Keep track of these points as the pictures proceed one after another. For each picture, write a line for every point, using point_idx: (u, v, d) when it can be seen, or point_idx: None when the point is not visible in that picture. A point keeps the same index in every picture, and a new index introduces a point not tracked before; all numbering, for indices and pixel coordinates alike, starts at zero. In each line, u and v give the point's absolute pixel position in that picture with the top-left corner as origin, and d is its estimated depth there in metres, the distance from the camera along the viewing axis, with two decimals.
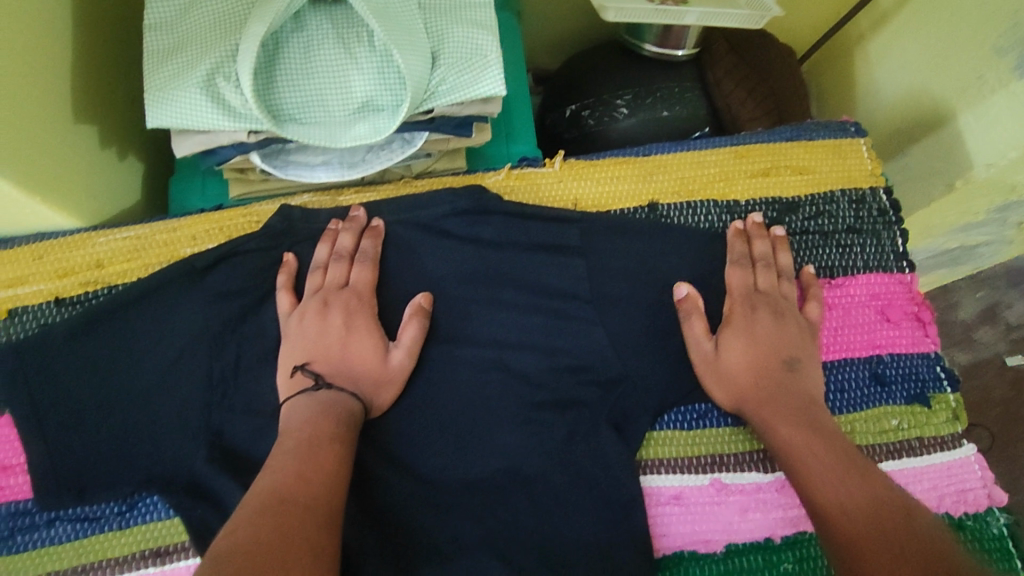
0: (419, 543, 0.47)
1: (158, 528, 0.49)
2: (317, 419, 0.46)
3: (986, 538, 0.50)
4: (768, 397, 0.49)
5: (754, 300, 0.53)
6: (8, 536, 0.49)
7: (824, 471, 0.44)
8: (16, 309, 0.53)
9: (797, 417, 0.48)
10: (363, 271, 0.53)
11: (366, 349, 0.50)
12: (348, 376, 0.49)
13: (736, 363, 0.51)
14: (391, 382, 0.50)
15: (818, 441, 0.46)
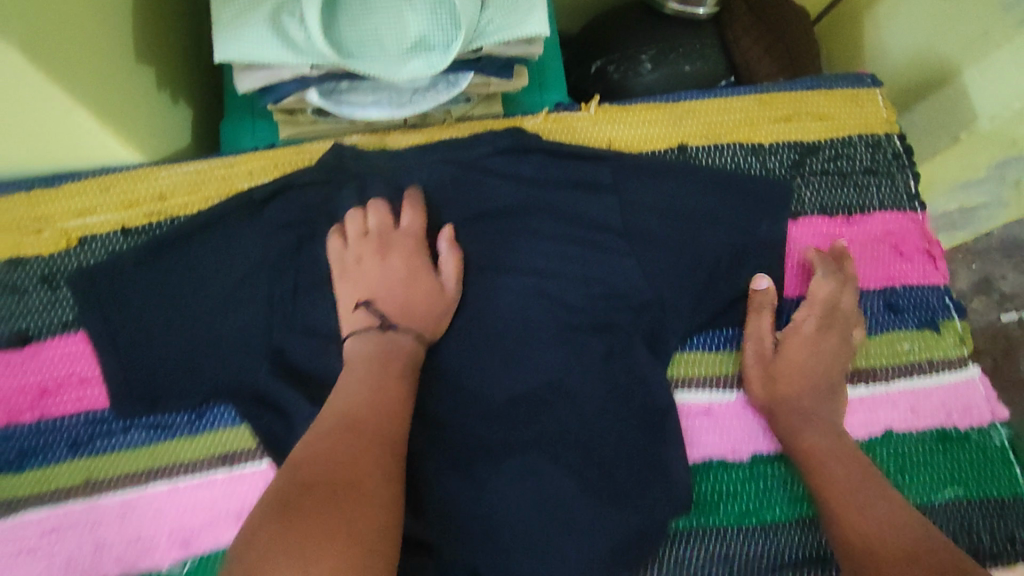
0: (470, 450, 0.51)
1: (229, 435, 0.53)
2: (389, 363, 0.49)
3: (989, 449, 0.55)
4: (801, 407, 0.53)
5: (830, 317, 0.56)
6: (87, 442, 0.52)
7: (846, 483, 0.49)
8: (86, 237, 0.56)
9: (822, 427, 0.53)
10: (414, 218, 0.56)
11: (425, 290, 0.53)
12: (411, 317, 0.52)
13: (789, 372, 0.54)
14: (444, 314, 0.54)
15: (841, 454, 0.51)
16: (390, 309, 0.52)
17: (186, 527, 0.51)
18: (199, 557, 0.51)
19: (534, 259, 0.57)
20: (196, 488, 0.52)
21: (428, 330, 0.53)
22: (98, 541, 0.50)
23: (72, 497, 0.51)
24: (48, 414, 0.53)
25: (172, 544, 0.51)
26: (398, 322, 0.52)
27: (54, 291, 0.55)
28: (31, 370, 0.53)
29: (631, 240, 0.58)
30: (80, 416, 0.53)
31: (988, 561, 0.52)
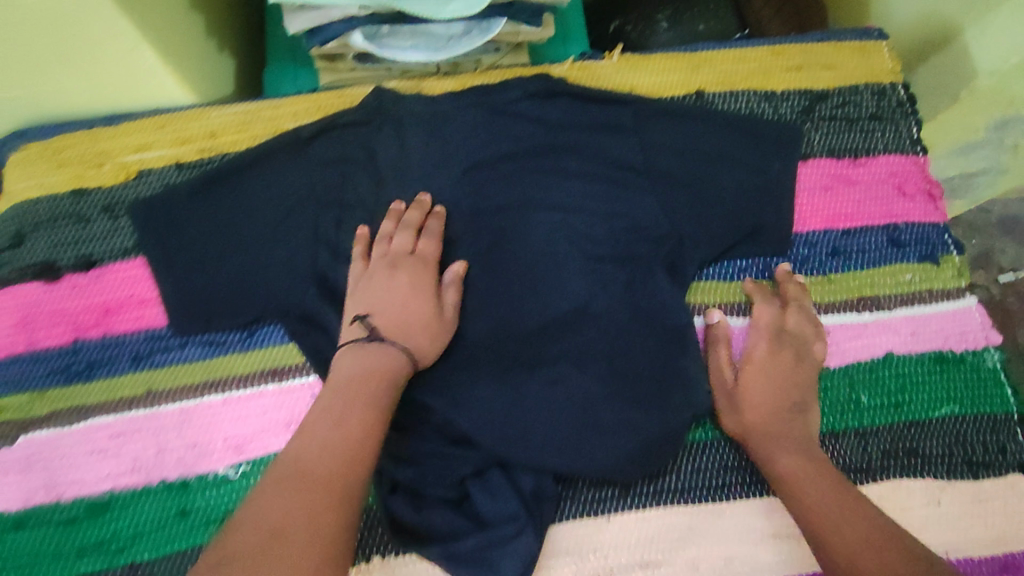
0: (503, 367, 0.55)
1: (279, 351, 0.57)
2: (380, 377, 0.48)
3: (984, 371, 0.59)
4: (768, 428, 0.54)
5: (780, 339, 0.58)
6: (148, 356, 0.56)
7: (826, 502, 0.49)
8: (143, 170, 0.60)
9: (797, 447, 0.53)
10: (429, 244, 0.56)
11: (421, 307, 0.53)
12: (408, 335, 0.52)
13: (747, 395, 0.56)
14: (440, 340, 0.53)
15: (819, 476, 0.51)
16: (386, 324, 0.52)
17: (240, 433, 0.55)
18: (252, 461, 0.55)
19: (562, 197, 0.60)
20: (249, 399, 0.56)
21: (421, 352, 0.52)
22: (161, 444, 0.55)
23: (136, 405, 0.55)
24: (111, 331, 0.57)
25: (228, 448, 0.55)
26: (388, 334, 0.51)
27: (114, 219, 0.59)
28: (95, 290, 0.57)
29: (652, 179, 0.61)
30: (141, 333, 0.57)
31: (979, 470, 0.57)
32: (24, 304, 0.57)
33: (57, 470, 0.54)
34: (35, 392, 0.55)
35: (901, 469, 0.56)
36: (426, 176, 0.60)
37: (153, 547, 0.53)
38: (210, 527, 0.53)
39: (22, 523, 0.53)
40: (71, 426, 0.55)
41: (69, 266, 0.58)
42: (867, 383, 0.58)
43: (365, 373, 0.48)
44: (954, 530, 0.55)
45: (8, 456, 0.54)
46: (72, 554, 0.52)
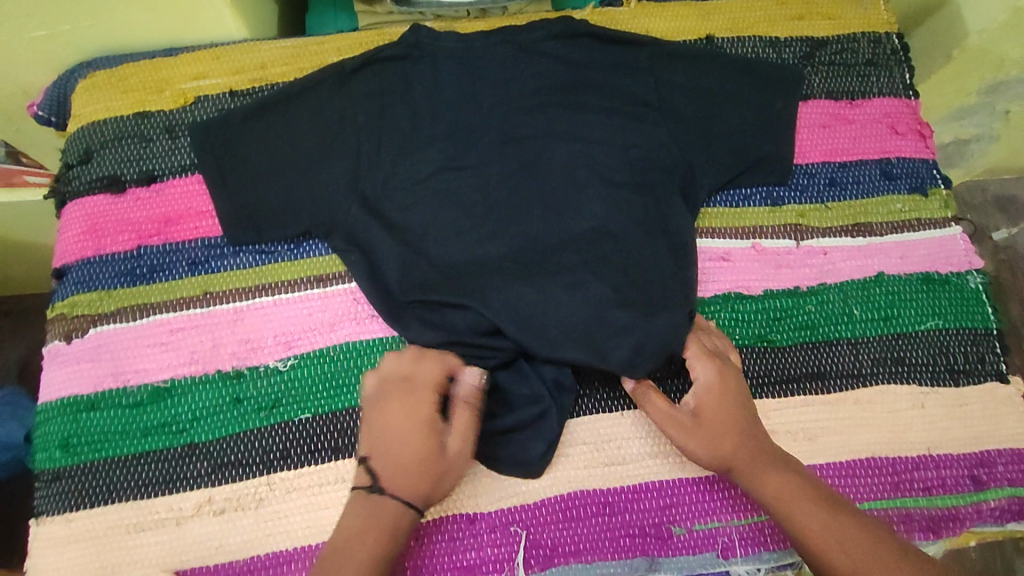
0: (527, 275, 0.60)
1: (324, 261, 0.63)
2: (380, 535, 0.51)
3: (968, 292, 0.65)
4: (745, 455, 0.55)
5: (709, 356, 0.59)
6: (204, 262, 0.62)
7: (823, 530, 0.51)
8: (199, 96, 0.66)
9: (774, 464, 0.55)
10: (429, 368, 0.57)
11: (421, 444, 0.53)
12: (405, 482, 0.52)
13: (708, 431, 0.56)
14: (448, 475, 0.54)
15: (806, 494, 0.53)
16: (386, 468, 0.53)
17: (288, 331, 0.61)
18: (300, 355, 0.60)
19: (584, 128, 0.65)
20: (297, 301, 0.62)
21: (430, 493, 0.53)
22: (216, 340, 0.60)
23: (194, 305, 0.61)
24: (172, 239, 0.63)
25: (278, 344, 0.61)
26: (387, 483, 0.52)
27: (174, 139, 0.64)
28: (157, 203, 0.63)
29: (666, 114, 0.66)
30: (199, 241, 0.63)
31: (960, 378, 0.62)
32: (92, 213, 0.62)
33: (122, 359, 0.59)
34: (103, 292, 0.61)
35: (889, 375, 0.62)
36: (458, 106, 0.65)
37: (210, 430, 0.58)
38: (262, 413, 0.59)
39: (93, 405, 0.58)
40: (135, 322, 0.60)
41: (132, 181, 0.63)
42: (860, 298, 0.64)
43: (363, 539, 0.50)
44: (936, 430, 0.61)
45: (78, 346, 0.60)
46: (139, 434, 0.58)
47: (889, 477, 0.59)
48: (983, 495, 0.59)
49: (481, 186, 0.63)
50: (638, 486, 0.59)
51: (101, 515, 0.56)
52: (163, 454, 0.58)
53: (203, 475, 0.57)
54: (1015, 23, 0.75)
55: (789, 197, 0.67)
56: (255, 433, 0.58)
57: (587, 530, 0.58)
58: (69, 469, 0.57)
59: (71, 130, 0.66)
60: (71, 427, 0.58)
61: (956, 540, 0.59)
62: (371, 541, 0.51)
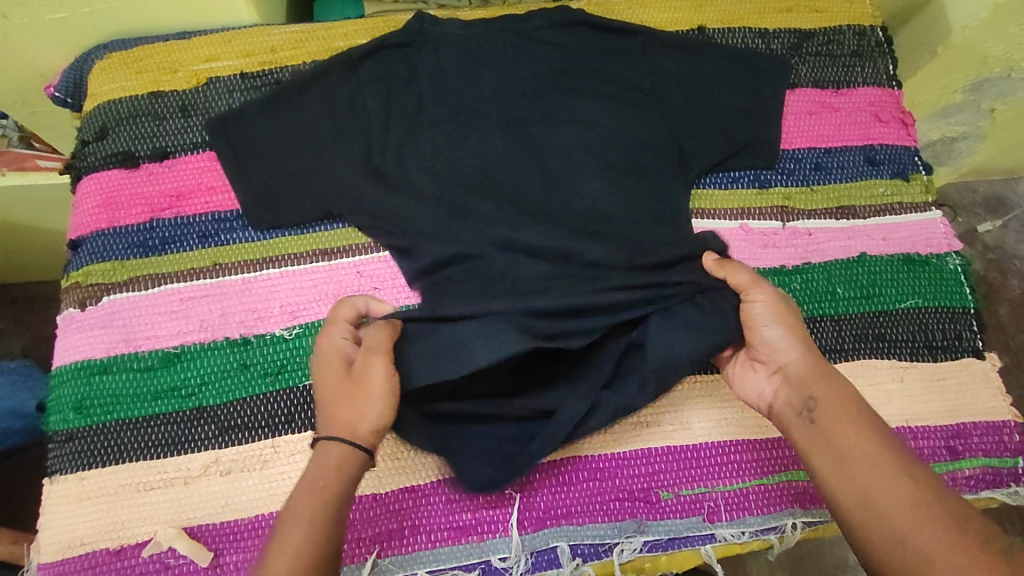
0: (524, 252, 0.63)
1: (330, 236, 0.66)
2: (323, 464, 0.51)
3: (947, 272, 0.68)
4: (810, 372, 0.54)
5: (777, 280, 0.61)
6: (215, 234, 0.65)
7: (871, 460, 0.49)
8: (211, 78, 0.68)
9: (834, 383, 0.53)
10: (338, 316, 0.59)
11: (326, 381, 0.54)
12: (329, 418, 0.53)
13: (790, 320, 0.56)
14: (364, 398, 0.53)
15: (864, 423, 0.51)
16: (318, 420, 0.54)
17: (294, 302, 0.64)
18: (305, 325, 0.63)
19: (580, 113, 0.68)
20: (302, 274, 0.64)
21: (353, 423, 0.52)
22: (224, 308, 0.63)
23: (203, 275, 0.63)
24: (183, 213, 0.65)
25: (284, 313, 0.63)
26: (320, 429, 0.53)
27: (187, 118, 0.67)
28: (169, 178, 0.66)
29: (659, 98, 0.69)
30: (209, 215, 0.65)
31: (938, 353, 0.65)
32: (106, 187, 0.65)
33: (134, 326, 0.62)
34: (116, 262, 0.63)
35: (870, 350, 0.65)
36: (460, 89, 0.68)
37: (218, 394, 0.61)
38: (268, 378, 0.61)
39: (106, 368, 0.61)
40: (148, 290, 0.63)
41: (145, 157, 0.66)
42: (843, 277, 0.67)
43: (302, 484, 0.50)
44: (914, 403, 0.63)
45: (92, 313, 0.62)
46: (149, 397, 0.60)
47: None
48: (959, 464, 0.62)
49: (482, 166, 0.66)
50: (628, 453, 0.61)
51: (111, 474, 0.58)
52: (172, 417, 0.60)
53: (210, 437, 0.59)
54: (996, 19, 0.78)
55: (776, 181, 0.70)
56: (261, 398, 0.61)
57: (579, 494, 0.60)
58: (81, 430, 0.59)
59: (87, 108, 0.68)
60: (85, 390, 0.60)
61: None
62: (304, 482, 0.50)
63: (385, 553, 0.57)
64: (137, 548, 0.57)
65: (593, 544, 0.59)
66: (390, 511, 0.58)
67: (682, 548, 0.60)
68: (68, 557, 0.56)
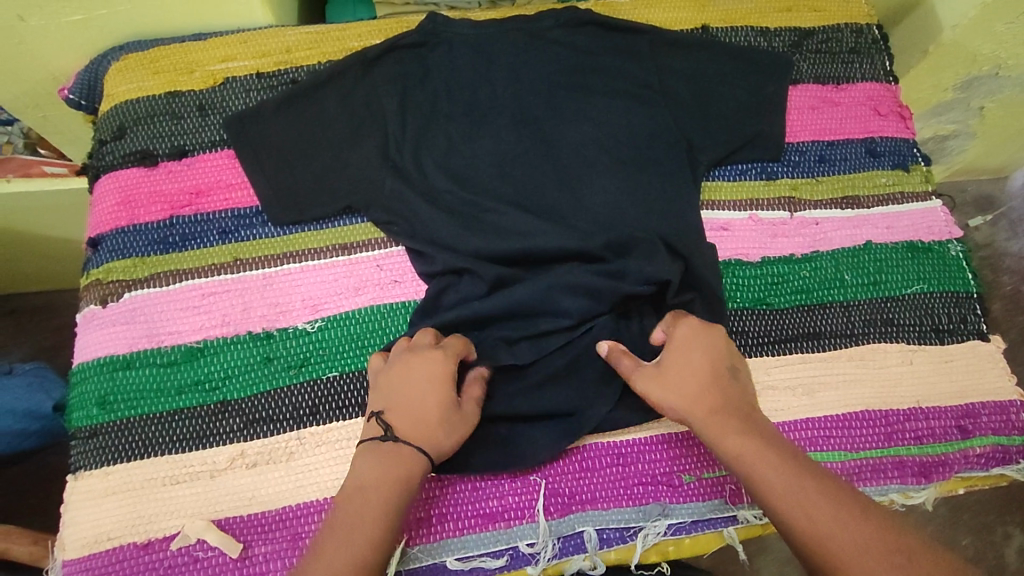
0: (540, 245, 0.64)
1: (350, 230, 0.66)
2: (394, 461, 0.52)
3: (950, 258, 0.69)
4: (718, 415, 0.54)
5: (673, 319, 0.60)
6: (235, 230, 0.65)
7: (781, 483, 0.49)
8: (228, 78, 0.69)
9: (732, 423, 0.54)
10: (454, 339, 0.59)
11: (437, 404, 0.55)
12: (421, 434, 0.54)
13: (677, 374, 0.56)
14: (457, 436, 0.55)
15: (768, 447, 0.52)
16: (399, 421, 0.54)
17: (316, 295, 0.64)
18: (328, 318, 0.63)
19: (592, 110, 0.70)
20: (323, 268, 0.65)
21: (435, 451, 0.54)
22: (246, 303, 0.63)
23: (225, 271, 0.64)
24: (203, 210, 0.66)
25: (306, 307, 0.64)
26: (401, 435, 0.53)
27: (205, 117, 0.68)
28: (189, 175, 0.66)
29: (667, 95, 0.71)
30: (229, 211, 0.66)
31: (945, 336, 0.67)
32: (126, 185, 0.65)
33: (156, 322, 0.62)
34: (137, 258, 0.64)
35: (879, 335, 0.66)
36: (474, 88, 0.70)
37: (241, 387, 0.61)
38: (292, 371, 0.62)
39: (129, 363, 0.61)
40: (170, 286, 0.63)
41: (164, 155, 0.67)
42: (850, 264, 0.68)
43: (370, 471, 0.51)
44: (923, 384, 0.65)
45: (114, 309, 0.62)
46: (173, 392, 0.60)
47: (882, 427, 0.63)
48: (968, 443, 0.63)
49: (498, 163, 0.68)
50: (650, 438, 0.62)
51: (137, 468, 0.58)
52: (195, 411, 0.60)
53: (234, 431, 0.60)
54: (986, 18, 0.80)
55: (782, 172, 0.72)
56: (285, 391, 0.61)
57: (602, 479, 0.60)
58: (105, 425, 0.59)
59: (103, 109, 0.69)
60: (108, 385, 0.60)
61: (945, 485, 0.63)
62: (380, 467, 0.52)
63: (414, 541, 0.58)
64: (165, 542, 0.56)
65: (619, 528, 0.60)
66: (419, 499, 0.59)
67: (706, 531, 0.61)
68: (94, 552, 0.56)
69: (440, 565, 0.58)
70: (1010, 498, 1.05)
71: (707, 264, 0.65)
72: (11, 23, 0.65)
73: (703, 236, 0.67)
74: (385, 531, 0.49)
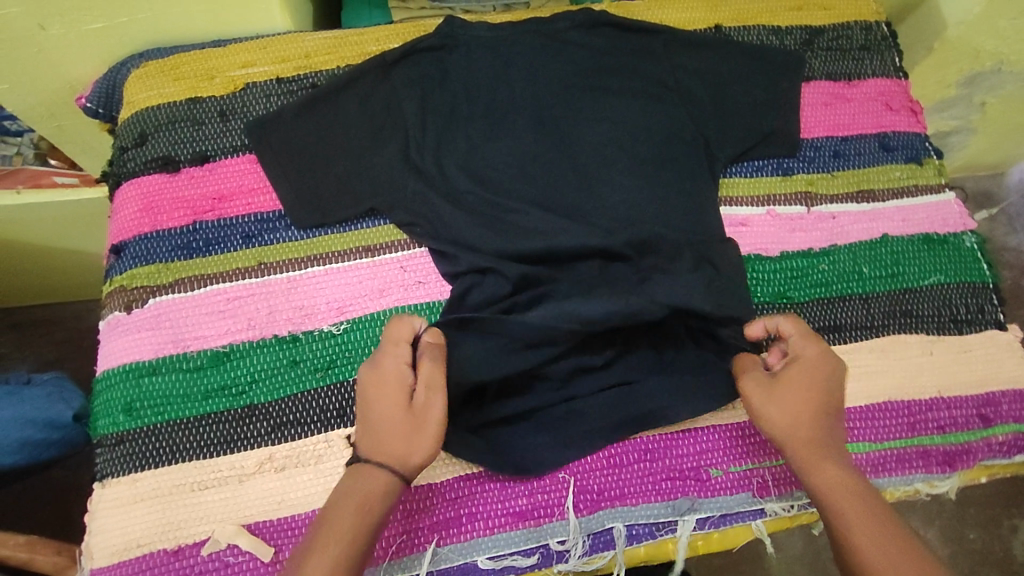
0: (563, 243, 0.64)
1: (373, 233, 0.66)
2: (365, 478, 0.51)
3: (966, 249, 0.70)
4: (812, 442, 0.53)
5: (805, 334, 0.58)
6: (259, 234, 0.65)
7: (866, 526, 0.48)
8: (248, 83, 0.69)
9: (830, 455, 0.53)
10: (397, 330, 0.56)
11: (385, 410, 0.53)
12: (384, 443, 0.52)
13: (785, 390, 0.55)
14: (424, 427, 0.52)
15: (860, 487, 0.51)
16: (361, 439, 0.53)
17: (340, 298, 0.64)
18: (353, 320, 0.64)
19: (610, 110, 0.71)
20: (347, 270, 0.65)
21: (408, 451, 0.52)
22: (271, 307, 0.63)
23: (249, 275, 0.64)
24: (225, 215, 0.66)
25: (331, 310, 0.64)
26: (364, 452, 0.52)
27: (226, 123, 0.68)
28: (210, 181, 0.67)
29: (682, 94, 0.72)
30: (251, 216, 0.66)
31: (963, 327, 0.67)
32: (147, 192, 0.66)
33: (181, 327, 0.62)
34: (160, 265, 0.64)
35: (899, 326, 0.66)
36: (493, 90, 0.70)
37: (269, 390, 0.61)
38: (318, 373, 0.62)
39: (155, 369, 0.61)
40: (193, 292, 0.63)
41: (185, 162, 0.67)
42: (868, 257, 0.69)
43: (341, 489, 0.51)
44: (944, 373, 0.65)
45: (138, 315, 0.62)
46: (200, 396, 0.60)
47: (906, 417, 0.63)
48: (990, 431, 0.64)
49: (518, 163, 0.68)
50: (677, 433, 0.62)
51: (165, 474, 0.58)
52: (223, 415, 0.60)
53: (263, 434, 0.60)
54: (991, 14, 0.82)
55: (798, 168, 0.72)
56: (313, 393, 0.61)
57: (631, 475, 0.60)
58: (132, 432, 0.59)
59: (123, 116, 0.69)
60: (135, 391, 0.60)
61: (968, 473, 0.63)
62: (351, 484, 0.51)
63: (444, 541, 0.58)
64: (196, 547, 0.56)
65: (648, 524, 0.60)
66: (447, 500, 0.59)
67: (734, 525, 0.61)
68: (124, 560, 0.56)
69: (472, 565, 0.58)
70: (1014, 489, 1.06)
71: (727, 259, 0.66)
72: (30, 32, 0.65)
73: (722, 232, 0.68)
74: (352, 550, 0.47)
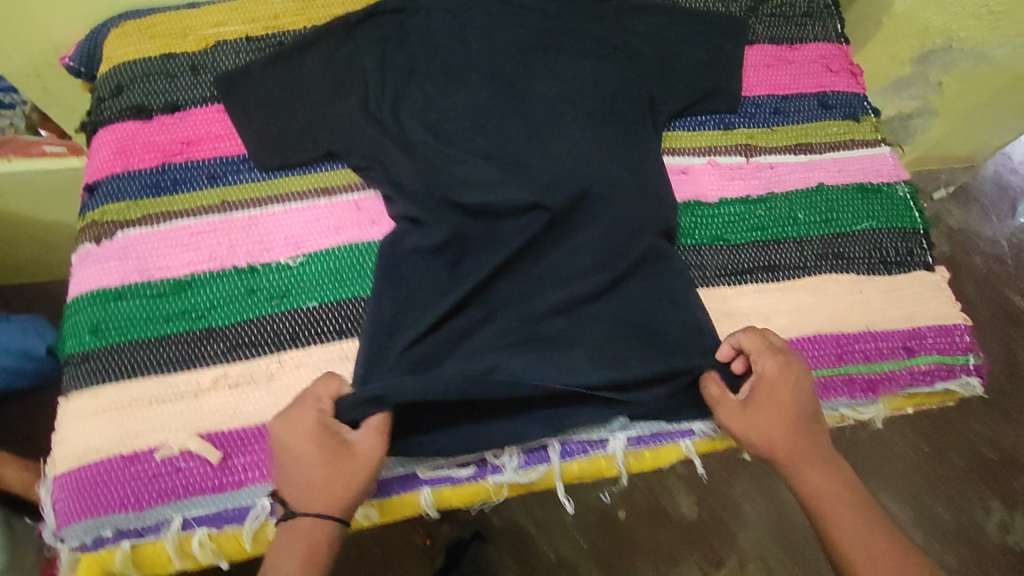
0: (509, 187, 0.67)
1: (331, 175, 0.71)
2: (305, 537, 0.52)
3: (898, 198, 0.74)
4: (797, 451, 0.59)
5: (766, 353, 0.61)
6: (224, 175, 0.70)
7: (852, 524, 0.56)
8: (219, 40, 0.75)
9: (818, 459, 0.59)
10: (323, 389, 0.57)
11: (315, 468, 0.53)
12: (316, 502, 0.53)
13: (759, 414, 0.59)
14: (354, 482, 0.54)
15: (840, 486, 0.58)
16: (289, 496, 0.54)
17: (298, 234, 0.68)
18: (309, 254, 0.67)
19: (560, 68, 0.75)
20: (305, 209, 0.69)
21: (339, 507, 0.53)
22: (232, 241, 0.67)
23: (212, 212, 0.68)
24: (194, 158, 0.70)
25: (288, 245, 0.68)
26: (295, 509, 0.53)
27: (197, 76, 0.73)
28: (181, 128, 0.71)
29: (630, 55, 0.76)
30: (217, 159, 0.70)
31: (893, 268, 0.70)
32: (122, 136, 0.70)
33: (147, 258, 0.66)
34: (130, 201, 0.68)
35: (831, 267, 0.70)
36: (450, 49, 0.75)
37: (227, 315, 0.64)
38: (274, 301, 0.65)
39: (121, 294, 0.64)
40: (159, 227, 0.67)
41: (158, 110, 0.71)
42: (804, 204, 0.72)
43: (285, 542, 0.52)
44: (877, 312, 0.68)
45: (107, 247, 0.66)
46: (162, 320, 0.64)
47: (833, 348, 0.66)
48: (915, 362, 0.66)
49: (471, 116, 0.72)
50: None
51: (126, 389, 0.61)
52: (182, 337, 0.63)
53: (219, 354, 0.63)
54: None
55: (739, 123, 0.76)
56: (268, 319, 0.65)
57: None
58: (96, 350, 0.62)
59: (102, 71, 0.74)
60: (101, 314, 0.64)
61: (892, 400, 0.67)
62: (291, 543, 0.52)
63: None
64: (150, 453, 0.59)
65: (582, 442, 0.63)
66: None
67: (664, 442, 0.64)
68: (82, 465, 0.59)
69: (412, 475, 0.61)
70: (984, 466, 1.10)
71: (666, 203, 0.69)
72: None
73: (663, 180, 0.71)
74: None
